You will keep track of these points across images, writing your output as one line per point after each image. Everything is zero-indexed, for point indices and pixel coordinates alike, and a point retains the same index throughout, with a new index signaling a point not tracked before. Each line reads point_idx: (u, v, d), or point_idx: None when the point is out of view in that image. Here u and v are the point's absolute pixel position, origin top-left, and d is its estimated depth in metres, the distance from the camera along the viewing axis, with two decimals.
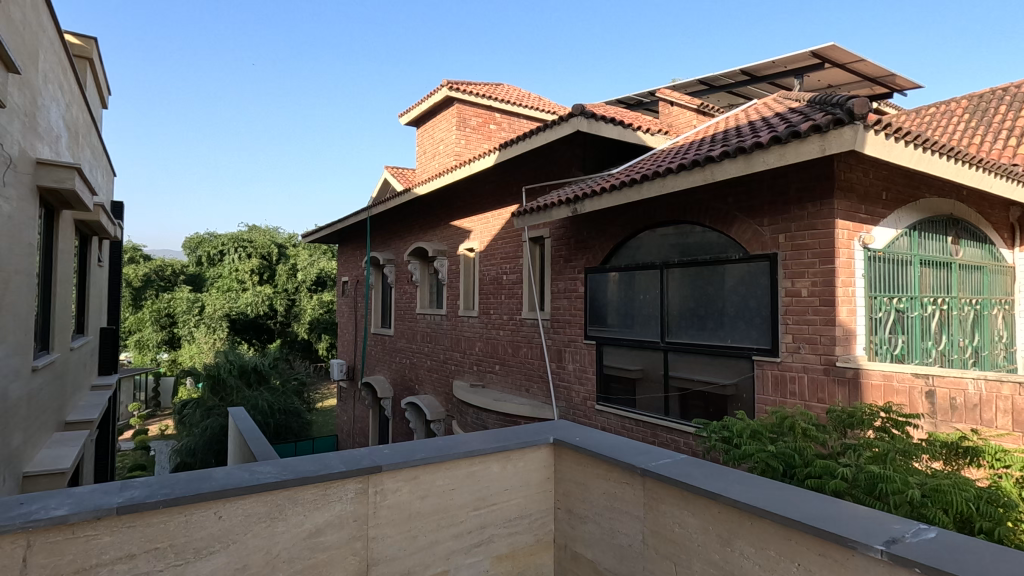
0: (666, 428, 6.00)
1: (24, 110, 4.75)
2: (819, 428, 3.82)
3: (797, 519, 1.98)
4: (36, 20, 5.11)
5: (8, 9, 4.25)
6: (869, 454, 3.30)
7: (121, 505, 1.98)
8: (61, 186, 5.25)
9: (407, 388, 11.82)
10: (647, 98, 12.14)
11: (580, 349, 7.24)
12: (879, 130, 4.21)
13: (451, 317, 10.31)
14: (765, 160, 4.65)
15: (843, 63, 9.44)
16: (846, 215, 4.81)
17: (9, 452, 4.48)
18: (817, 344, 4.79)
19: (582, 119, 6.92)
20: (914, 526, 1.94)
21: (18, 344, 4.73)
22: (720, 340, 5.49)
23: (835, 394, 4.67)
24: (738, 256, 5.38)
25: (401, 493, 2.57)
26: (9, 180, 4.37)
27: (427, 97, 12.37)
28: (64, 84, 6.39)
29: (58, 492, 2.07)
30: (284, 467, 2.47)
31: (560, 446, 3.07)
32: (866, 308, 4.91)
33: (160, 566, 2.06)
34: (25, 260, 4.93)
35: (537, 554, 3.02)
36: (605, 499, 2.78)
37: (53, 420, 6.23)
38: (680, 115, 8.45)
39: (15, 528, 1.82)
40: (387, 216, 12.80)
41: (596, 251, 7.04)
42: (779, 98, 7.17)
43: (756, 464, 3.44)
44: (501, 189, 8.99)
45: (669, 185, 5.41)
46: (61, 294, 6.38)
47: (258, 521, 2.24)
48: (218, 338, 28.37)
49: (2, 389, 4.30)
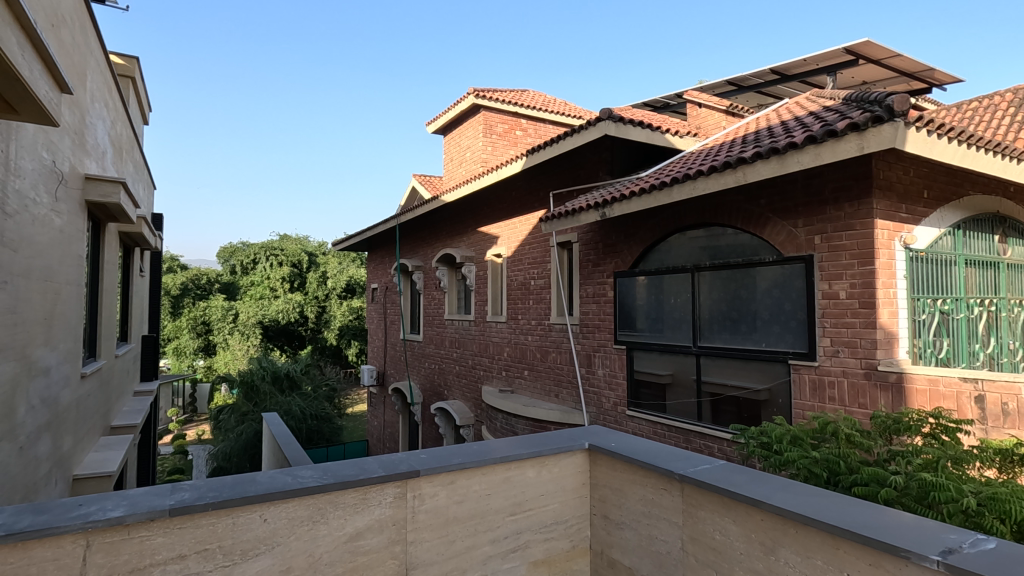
0: (699, 433, 5.90)
1: (74, 128, 4.98)
2: (863, 434, 3.70)
3: (846, 527, 1.93)
4: (84, 42, 5.35)
5: (59, 33, 4.46)
6: (920, 461, 3.19)
7: (173, 507, 2.04)
8: (107, 201, 5.46)
9: (436, 394, 11.92)
10: (673, 100, 12.02)
11: (609, 354, 7.19)
12: (920, 127, 4.09)
13: (479, 323, 10.37)
14: (800, 160, 4.55)
15: (878, 59, 9.19)
16: (886, 214, 4.68)
17: (60, 454, 4.67)
18: (857, 347, 4.65)
19: (609, 123, 6.91)
20: (970, 536, 1.87)
21: (68, 351, 4.92)
22: (753, 344, 5.41)
23: (877, 399, 4.53)
24: (772, 258, 5.28)
25: (438, 498, 2.59)
26: (61, 196, 4.59)
27: (453, 105, 12.49)
28: (109, 102, 6.67)
29: (113, 494, 2.15)
30: (325, 471, 2.51)
31: (595, 452, 3.05)
32: (909, 310, 4.75)
33: (210, 567, 2.12)
34: (75, 271, 5.13)
35: (574, 560, 3.00)
36: (642, 506, 2.76)
37: (100, 424, 6.46)
38: (708, 116, 8.35)
39: (75, 527, 1.90)
40: (415, 224, 12.96)
41: (625, 255, 6.99)
42: (812, 96, 7.02)
43: (798, 472, 3.38)
44: (528, 195, 9.01)
45: (700, 188, 5.35)
46: (107, 303, 6.63)
47: (301, 524, 2.29)
48: (251, 345, 29.15)
49: (54, 395, 4.48)
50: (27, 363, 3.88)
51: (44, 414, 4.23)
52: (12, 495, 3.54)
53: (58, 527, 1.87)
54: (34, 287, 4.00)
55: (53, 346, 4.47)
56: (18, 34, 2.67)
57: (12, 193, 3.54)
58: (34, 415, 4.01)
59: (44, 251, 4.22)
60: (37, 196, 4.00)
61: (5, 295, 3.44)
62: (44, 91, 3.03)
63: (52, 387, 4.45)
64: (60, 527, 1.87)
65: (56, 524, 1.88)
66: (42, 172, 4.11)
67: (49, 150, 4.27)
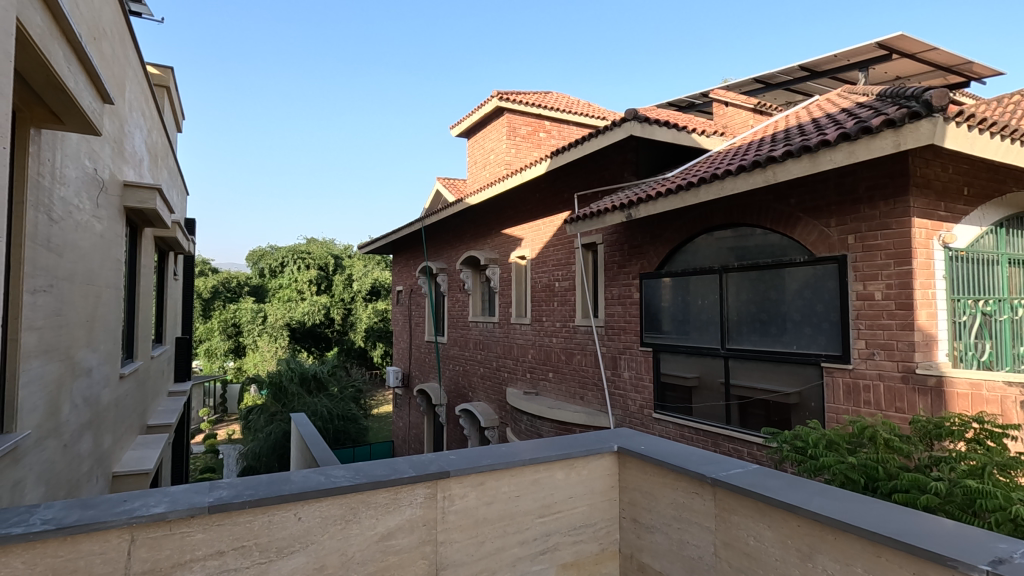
0: (728, 437, 5.80)
1: (113, 137, 5.14)
2: (902, 438, 3.58)
3: (887, 535, 1.88)
4: (123, 54, 5.54)
5: (100, 46, 4.61)
6: (964, 468, 3.08)
7: (212, 504, 2.09)
8: (143, 207, 5.63)
9: (461, 395, 11.98)
10: (699, 99, 11.85)
11: (635, 356, 7.12)
12: (960, 122, 3.95)
13: (503, 325, 10.40)
14: (833, 158, 4.45)
15: (913, 53, 8.91)
16: (924, 213, 4.54)
17: (101, 452, 4.83)
18: (893, 350, 4.52)
19: (634, 124, 6.86)
20: (1020, 545, 1.80)
21: (108, 352, 5.09)
22: (784, 347, 5.30)
23: (915, 403, 4.40)
24: (803, 259, 5.17)
25: (468, 499, 2.61)
26: (102, 203, 4.77)
27: (477, 108, 12.54)
28: (146, 111, 6.90)
29: (155, 490, 2.22)
30: (357, 471, 2.54)
31: (624, 454, 3.03)
32: (949, 311, 4.59)
33: (246, 564, 2.17)
34: (114, 275, 5.30)
35: (603, 564, 2.98)
36: (673, 509, 2.72)
37: (137, 423, 6.66)
38: (735, 115, 8.21)
39: (120, 522, 1.96)
40: (439, 227, 13.06)
41: (651, 257, 6.93)
42: (844, 92, 6.85)
43: (834, 477, 3.27)
44: (552, 197, 9.00)
45: (728, 187, 5.27)
46: (143, 306, 6.84)
47: (334, 523, 2.33)
48: (280, 346, 29.67)
49: (95, 395, 4.65)
50: (71, 363, 4.04)
51: (86, 413, 4.39)
52: (56, 490, 3.67)
53: (105, 521, 1.94)
54: (77, 290, 4.16)
55: (94, 348, 4.63)
56: (64, 47, 2.78)
57: (58, 201, 3.69)
58: (77, 414, 4.16)
59: (85, 255, 4.36)
60: (80, 203, 4.16)
61: (51, 297, 3.58)
62: (88, 102, 3.16)
63: (94, 386, 4.61)
64: (107, 522, 1.94)
65: (103, 519, 1.95)
66: (85, 180, 4.26)
67: (90, 158, 4.43)
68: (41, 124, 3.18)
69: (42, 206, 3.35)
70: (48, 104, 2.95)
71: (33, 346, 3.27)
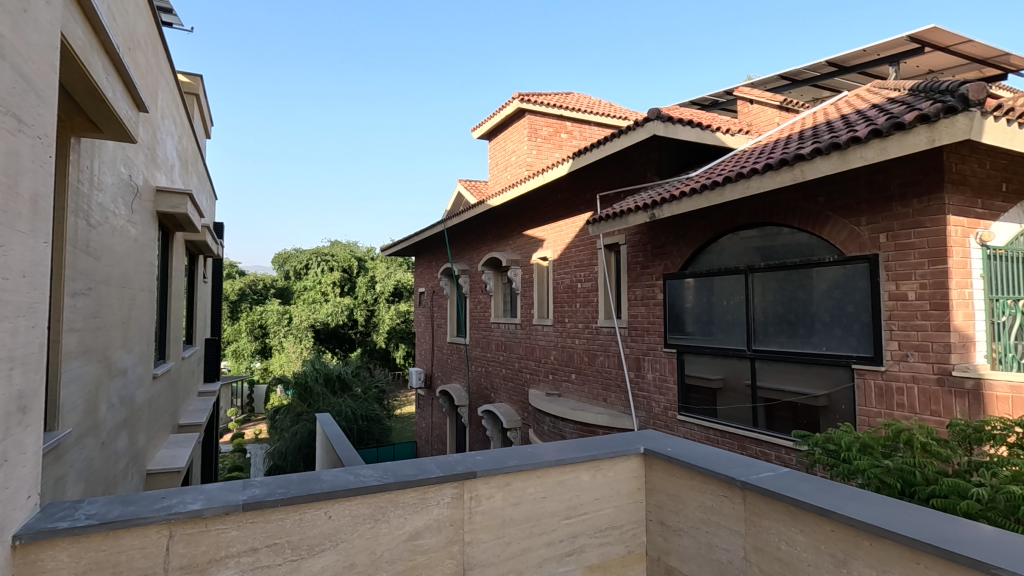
0: (755, 439, 5.71)
1: (147, 144, 5.30)
2: (940, 442, 3.47)
3: (927, 541, 1.83)
4: (156, 64, 5.71)
5: (135, 56, 4.75)
6: (1006, 473, 2.98)
7: (246, 502, 2.14)
8: (175, 212, 5.78)
9: (483, 396, 12.00)
10: (723, 97, 11.70)
11: (659, 357, 7.04)
12: (998, 116, 3.83)
13: (526, 326, 10.40)
14: (863, 155, 4.35)
15: (946, 46, 8.65)
16: (960, 210, 4.40)
17: (135, 450, 4.97)
18: (928, 351, 4.39)
19: (658, 123, 6.80)
20: None
21: (142, 353, 5.24)
22: (813, 348, 5.19)
23: (952, 406, 4.27)
24: (832, 258, 5.06)
25: (494, 499, 2.62)
26: (136, 208, 4.91)
27: (499, 110, 12.57)
28: (178, 119, 7.10)
29: (191, 488, 2.28)
30: (386, 471, 2.57)
31: (651, 456, 3.01)
32: (987, 312, 4.45)
33: (278, 561, 2.21)
34: (148, 278, 5.47)
35: (629, 566, 2.96)
36: (701, 512, 2.69)
37: (169, 422, 6.84)
38: (761, 113, 8.08)
39: (160, 518, 2.02)
40: (461, 228, 13.11)
41: (675, 257, 6.85)
42: (874, 87, 6.68)
43: (869, 482, 3.21)
44: (574, 197, 8.97)
45: (754, 186, 5.19)
46: (174, 308, 7.01)
47: (362, 522, 2.36)
48: (305, 347, 30.11)
49: (130, 395, 4.79)
50: (108, 363, 4.18)
51: (122, 413, 4.53)
52: (95, 487, 3.78)
53: (145, 518, 2.00)
54: (113, 292, 4.29)
55: (129, 349, 4.78)
56: (103, 59, 2.88)
57: (96, 206, 3.82)
58: (114, 413, 4.29)
59: (121, 259, 4.50)
60: (116, 209, 4.29)
61: (89, 299, 3.71)
62: (125, 111, 3.28)
63: (129, 386, 4.75)
64: (147, 518, 2.00)
65: (142, 516, 2.01)
66: (120, 186, 4.41)
67: (125, 165, 4.57)
68: (81, 133, 3.30)
69: (82, 212, 3.48)
70: (88, 113, 3.07)
71: (73, 347, 3.39)
